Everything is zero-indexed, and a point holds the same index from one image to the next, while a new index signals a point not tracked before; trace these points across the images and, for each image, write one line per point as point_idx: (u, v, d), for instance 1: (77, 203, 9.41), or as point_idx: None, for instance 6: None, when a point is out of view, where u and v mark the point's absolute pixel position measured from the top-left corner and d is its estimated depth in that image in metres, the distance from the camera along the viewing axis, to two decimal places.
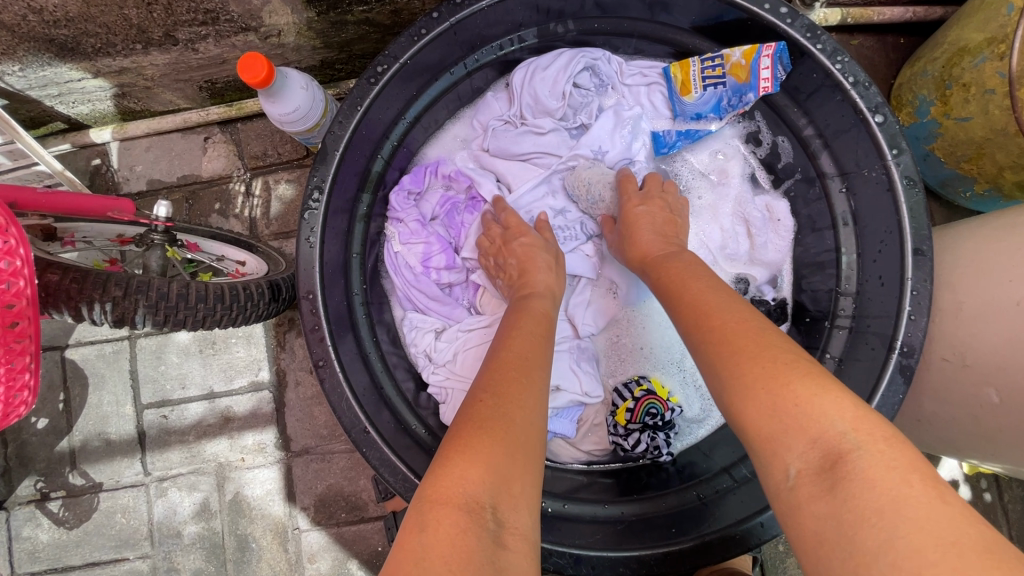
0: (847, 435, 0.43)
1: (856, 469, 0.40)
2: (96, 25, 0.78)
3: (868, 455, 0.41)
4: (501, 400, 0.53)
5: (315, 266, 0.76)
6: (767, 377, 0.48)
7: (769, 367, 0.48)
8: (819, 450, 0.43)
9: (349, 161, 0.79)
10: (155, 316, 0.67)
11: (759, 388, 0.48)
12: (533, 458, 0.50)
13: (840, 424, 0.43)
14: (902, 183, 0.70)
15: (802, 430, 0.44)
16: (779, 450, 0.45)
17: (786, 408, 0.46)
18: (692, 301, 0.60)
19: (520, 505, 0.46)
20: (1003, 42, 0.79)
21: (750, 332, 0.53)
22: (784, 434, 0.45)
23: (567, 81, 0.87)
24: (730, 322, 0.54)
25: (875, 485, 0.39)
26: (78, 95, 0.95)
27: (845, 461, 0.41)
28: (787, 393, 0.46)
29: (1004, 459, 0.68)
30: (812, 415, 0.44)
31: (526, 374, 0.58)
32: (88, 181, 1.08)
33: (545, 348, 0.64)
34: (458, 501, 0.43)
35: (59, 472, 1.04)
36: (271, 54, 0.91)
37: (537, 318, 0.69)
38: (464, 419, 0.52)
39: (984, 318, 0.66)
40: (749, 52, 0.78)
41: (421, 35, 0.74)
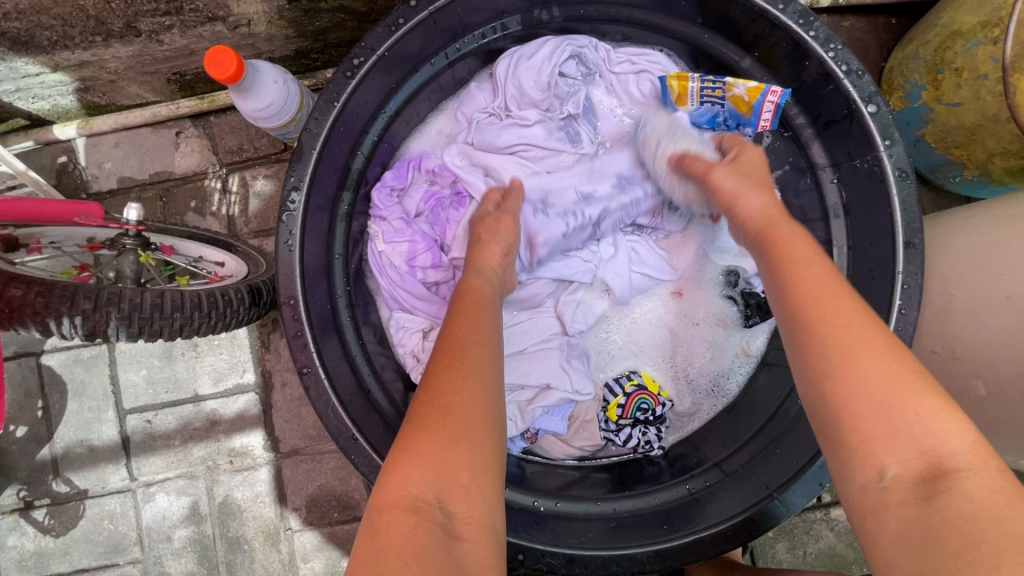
0: (960, 453, 0.41)
1: (960, 483, 0.39)
2: (50, 17, 0.73)
3: (978, 476, 0.39)
4: (439, 385, 0.50)
5: (295, 270, 0.73)
6: (881, 386, 0.44)
7: (891, 371, 0.45)
8: (925, 462, 0.41)
9: (328, 159, 0.76)
10: (128, 327, 0.65)
11: (876, 392, 0.44)
12: (483, 440, 0.47)
13: (956, 444, 0.41)
14: (894, 174, 0.69)
15: (915, 439, 0.42)
16: (876, 451, 0.43)
17: (904, 419, 0.43)
18: (807, 279, 0.52)
19: (471, 492, 0.44)
20: (996, 26, 0.78)
21: (870, 329, 0.48)
22: (888, 439, 0.43)
23: (552, 70, 0.84)
24: (849, 314, 0.49)
25: (979, 500, 0.38)
26: (37, 89, 0.90)
27: (949, 476, 0.40)
28: (908, 404, 0.43)
29: (989, 446, 0.69)
30: (931, 427, 0.42)
31: (464, 353, 0.53)
32: (54, 180, 1.03)
33: (490, 323, 0.59)
34: (404, 502, 0.43)
35: (42, 480, 1.02)
36: (242, 44, 0.86)
37: (478, 295, 0.64)
38: (409, 412, 0.49)
39: (972, 312, 0.66)
40: (756, 91, 0.78)
41: (399, 25, 0.71)
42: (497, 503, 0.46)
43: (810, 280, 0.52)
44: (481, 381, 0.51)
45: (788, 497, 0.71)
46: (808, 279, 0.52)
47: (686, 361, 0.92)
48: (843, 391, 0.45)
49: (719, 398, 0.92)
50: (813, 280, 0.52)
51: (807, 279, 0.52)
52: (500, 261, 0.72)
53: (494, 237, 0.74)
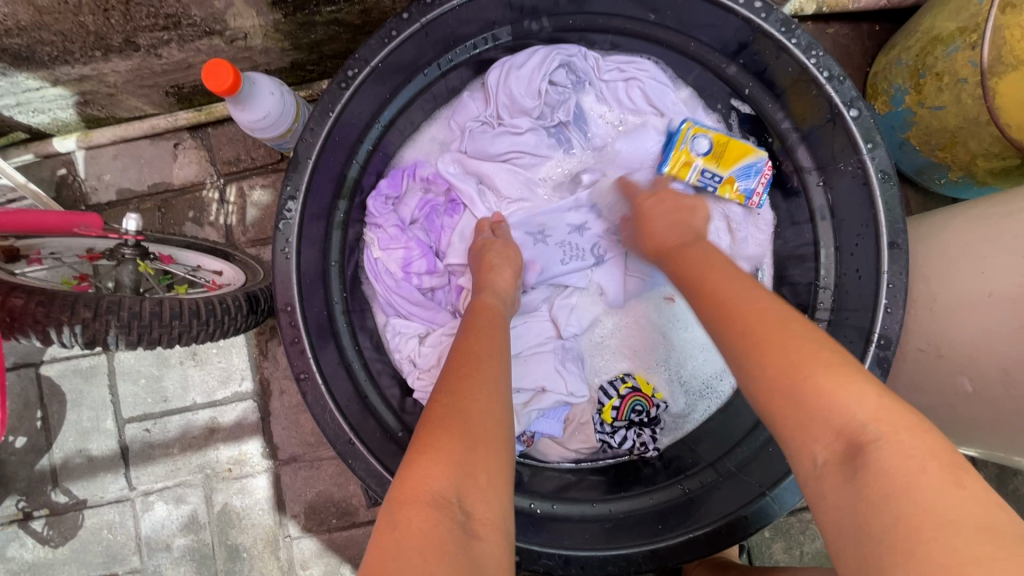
0: (870, 425, 0.42)
1: (875, 456, 0.40)
2: (52, 33, 0.75)
3: (888, 443, 0.40)
4: (457, 391, 0.51)
5: (292, 278, 0.74)
6: (787, 372, 0.46)
7: (793, 357, 0.47)
8: (840, 438, 0.42)
9: (324, 168, 0.78)
10: (127, 335, 0.66)
11: (779, 381, 0.46)
12: (498, 446, 0.48)
13: (861, 413, 0.42)
14: (877, 176, 0.71)
15: (824, 418, 0.43)
16: (804, 438, 0.44)
17: (810, 397, 0.44)
18: (714, 289, 0.57)
19: (488, 494, 0.45)
20: (974, 31, 0.79)
21: (772, 320, 0.51)
22: (805, 423, 0.44)
23: (542, 79, 0.86)
24: (752, 310, 0.52)
25: (891, 473, 0.39)
26: (38, 103, 0.92)
27: (863, 450, 0.41)
28: (812, 384, 0.45)
29: (976, 441, 0.70)
30: (832, 403, 0.43)
31: (478, 365, 0.55)
32: (54, 192, 1.04)
33: (505, 341, 0.62)
34: (423, 498, 0.43)
35: (41, 490, 1.02)
36: (238, 57, 0.88)
37: (493, 313, 0.67)
38: (426, 415, 0.50)
39: (956, 310, 0.67)
40: (739, 199, 0.88)
41: (392, 37, 0.73)
42: (510, 507, 0.46)
43: (720, 288, 0.57)
44: (497, 392, 0.52)
45: (780, 494, 0.72)
46: (712, 288, 0.57)
47: (679, 362, 0.93)
48: (760, 383, 0.48)
49: (712, 400, 0.93)
50: (716, 289, 0.57)
51: (714, 289, 0.57)
52: (511, 283, 0.75)
53: (505, 262, 0.77)
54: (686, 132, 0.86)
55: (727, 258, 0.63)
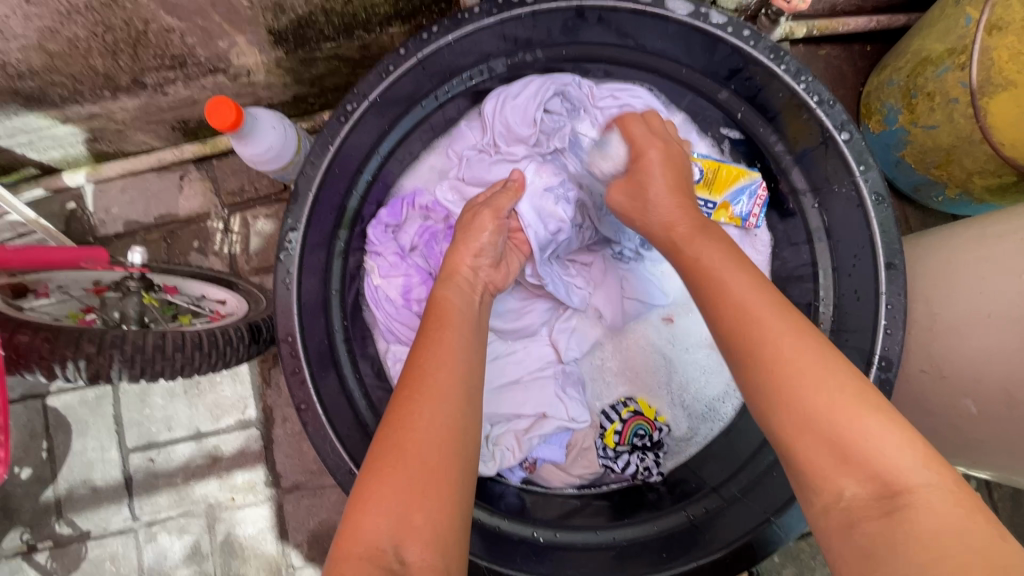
0: (918, 472, 0.43)
1: (914, 505, 0.42)
2: (62, 76, 0.78)
3: (934, 492, 0.42)
4: (395, 423, 0.51)
5: (293, 308, 0.75)
6: (837, 414, 0.46)
7: (839, 402, 0.46)
8: (877, 482, 0.44)
9: (324, 199, 0.79)
10: (131, 369, 0.66)
11: (830, 426, 0.46)
12: (440, 476, 0.48)
13: (910, 462, 0.43)
14: (871, 198, 0.71)
15: (864, 466, 0.44)
16: (830, 477, 0.46)
17: (856, 448, 0.45)
18: (736, 299, 0.54)
19: (426, 534, 0.45)
20: (963, 53, 0.80)
21: (812, 353, 0.49)
22: (842, 468, 0.45)
23: (537, 108, 0.87)
24: (778, 334, 0.50)
25: (933, 520, 0.41)
26: (49, 141, 0.94)
27: (902, 498, 0.42)
28: (858, 428, 0.45)
29: (985, 463, 0.69)
30: (881, 450, 0.44)
31: (422, 387, 0.53)
32: (63, 226, 1.07)
33: (462, 348, 0.59)
34: (357, 552, 0.45)
35: (45, 522, 1.03)
36: (242, 92, 0.91)
37: (446, 311, 0.65)
38: (371, 451, 0.51)
39: (956, 331, 0.67)
40: (736, 223, 0.89)
41: (390, 72, 0.75)
42: (456, 540, 0.47)
43: (743, 304, 0.53)
44: (440, 416, 0.51)
45: (785, 521, 0.71)
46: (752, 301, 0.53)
47: (681, 386, 0.92)
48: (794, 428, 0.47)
49: (715, 422, 0.92)
50: (750, 307, 0.53)
51: (741, 306, 0.53)
52: (468, 264, 0.73)
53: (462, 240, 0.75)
54: None
55: (738, 258, 0.59)
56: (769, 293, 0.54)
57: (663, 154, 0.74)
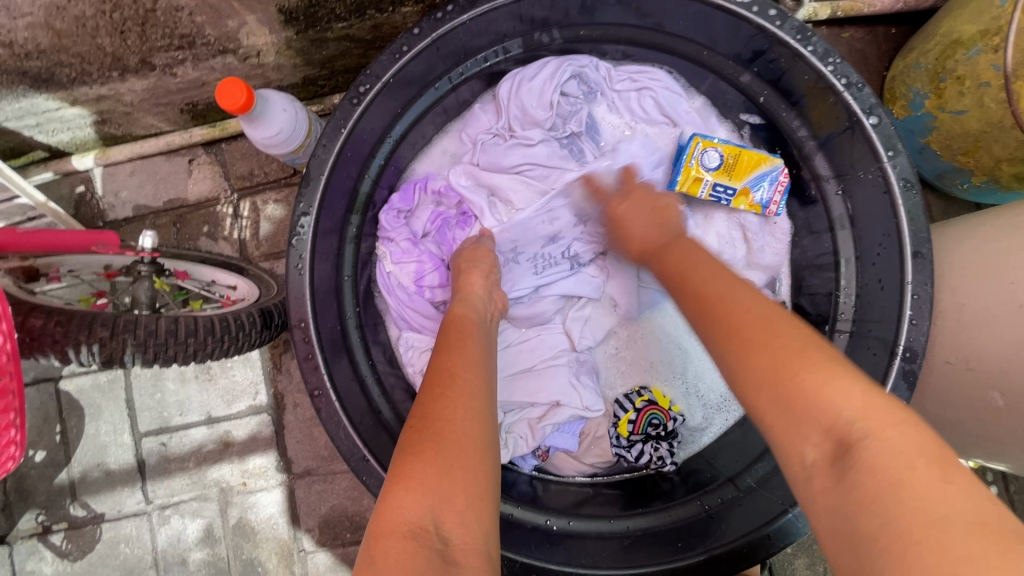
0: (856, 421, 0.40)
1: (863, 455, 0.39)
2: (70, 55, 0.77)
3: (880, 440, 0.39)
4: (430, 413, 0.51)
5: (306, 294, 0.74)
6: (772, 372, 0.46)
7: (773, 359, 0.47)
8: (831, 437, 0.41)
9: (336, 183, 0.78)
10: (144, 354, 0.66)
11: (767, 385, 0.46)
12: (475, 462, 0.48)
13: (850, 412, 0.41)
14: (898, 184, 0.69)
15: (811, 417, 0.42)
16: (789, 440, 0.44)
17: (797, 400, 0.43)
18: (704, 293, 0.58)
19: (467, 517, 0.44)
20: (996, 34, 0.78)
21: (754, 317, 0.51)
22: (792, 425, 0.43)
23: (554, 90, 0.85)
24: (742, 312, 0.52)
25: (882, 467, 0.37)
26: (57, 123, 0.93)
27: (851, 449, 0.40)
28: (801, 384, 0.44)
29: (1010, 456, 0.67)
30: (819, 402, 0.42)
31: (451, 385, 0.54)
32: (73, 210, 1.06)
33: (481, 355, 0.61)
34: (400, 530, 0.43)
35: (60, 504, 1.03)
36: (252, 74, 0.89)
37: (464, 322, 0.66)
38: (406, 436, 0.50)
39: (985, 322, 0.65)
40: (756, 210, 0.87)
41: (403, 52, 0.73)
42: (492, 534, 0.46)
43: (711, 288, 0.58)
44: (470, 410, 0.52)
45: (803, 512, 0.70)
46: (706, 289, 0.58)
47: (696, 376, 0.91)
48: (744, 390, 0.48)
49: (730, 412, 0.91)
50: (711, 291, 0.57)
51: (703, 289, 0.58)
52: (481, 286, 0.74)
53: (475, 265, 0.77)
54: (696, 146, 0.83)
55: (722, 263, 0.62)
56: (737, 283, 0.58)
57: (631, 200, 0.80)
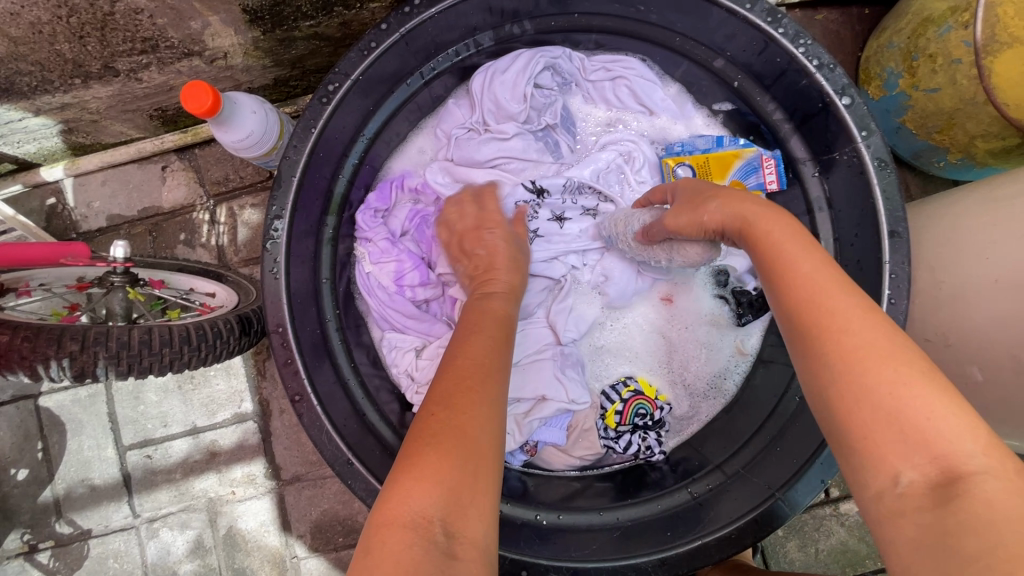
0: (977, 457, 0.35)
1: (978, 490, 0.34)
2: (28, 63, 0.75)
3: (995, 479, 0.34)
4: (454, 406, 0.47)
5: (283, 299, 0.73)
6: (886, 387, 0.38)
7: (895, 372, 0.38)
8: (938, 468, 0.36)
9: (309, 185, 0.77)
10: (117, 366, 0.65)
11: (880, 395, 0.38)
12: (489, 464, 0.45)
13: (969, 446, 0.36)
14: (873, 164, 0.69)
15: (921, 445, 0.36)
16: (886, 460, 0.37)
17: (902, 419, 0.37)
18: (795, 273, 0.44)
19: (472, 515, 0.42)
20: (966, 11, 0.78)
21: (867, 310, 0.41)
22: (898, 449, 0.37)
23: (527, 82, 0.84)
24: (845, 303, 0.41)
25: (997, 507, 0.33)
26: (21, 134, 0.91)
27: (964, 482, 0.35)
28: (911, 406, 0.37)
29: (993, 431, 0.68)
30: (942, 431, 0.36)
31: (480, 380, 0.50)
32: (44, 223, 1.04)
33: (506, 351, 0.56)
34: (403, 519, 0.40)
35: (45, 522, 1.02)
36: (221, 77, 0.87)
37: (497, 317, 0.61)
38: (420, 429, 0.46)
39: (962, 298, 0.65)
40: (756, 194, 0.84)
41: (371, 49, 0.72)
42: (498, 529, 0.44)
43: (804, 273, 0.43)
44: (493, 405, 0.48)
45: (790, 496, 0.71)
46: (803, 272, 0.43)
47: (682, 365, 0.91)
48: (846, 400, 0.39)
49: (716, 399, 0.91)
50: (813, 277, 0.43)
51: (801, 272, 0.43)
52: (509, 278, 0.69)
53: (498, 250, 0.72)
54: (666, 168, 0.87)
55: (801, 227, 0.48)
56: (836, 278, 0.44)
57: (655, 194, 0.73)
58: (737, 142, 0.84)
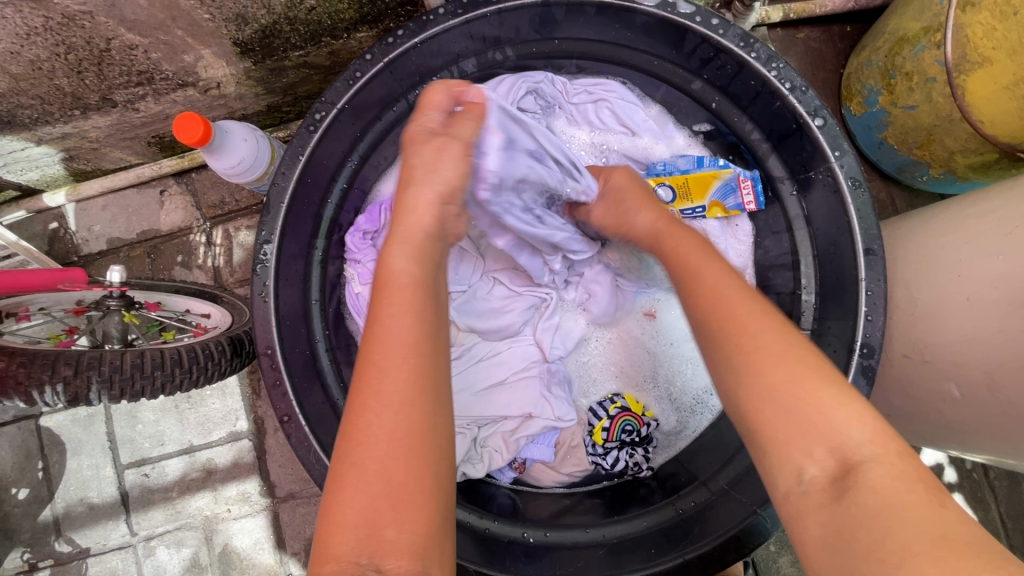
0: (864, 446, 0.43)
1: (869, 480, 0.42)
2: (29, 97, 0.78)
3: (880, 466, 0.42)
4: (358, 427, 0.47)
5: (272, 321, 0.75)
6: (789, 383, 0.46)
7: (795, 371, 0.47)
8: (836, 458, 0.43)
9: (298, 210, 0.79)
10: (110, 390, 0.66)
11: (783, 391, 0.46)
12: (414, 483, 0.45)
13: (859, 435, 0.44)
14: (847, 184, 0.70)
15: (821, 437, 0.44)
16: (792, 454, 0.45)
17: (805, 412, 0.45)
18: (709, 289, 0.55)
19: (400, 545, 0.43)
20: (938, 31, 0.79)
21: (771, 326, 0.51)
22: (800, 441, 0.45)
23: (511, 107, 0.86)
24: (748, 317, 0.51)
25: (882, 493, 0.41)
26: (24, 163, 0.94)
27: (858, 471, 0.42)
28: (811, 404, 0.45)
29: (975, 446, 0.68)
30: (835, 423, 0.44)
31: (385, 380, 0.47)
32: (46, 246, 1.07)
33: (426, 330, 0.50)
34: (336, 560, 0.43)
35: (45, 541, 1.03)
36: (214, 104, 0.90)
37: (413, 288, 0.51)
38: (340, 455, 0.47)
39: (937, 315, 0.66)
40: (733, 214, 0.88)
41: (357, 78, 0.74)
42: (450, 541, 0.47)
43: (710, 284, 0.55)
44: (398, 416, 0.46)
45: (772, 512, 0.70)
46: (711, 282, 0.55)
47: (669, 380, 0.92)
48: (753, 400, 0.47)
49: (704, 415, 0.91)
50: (710, 289, 0.55)
51: (705, 285, 0.55)
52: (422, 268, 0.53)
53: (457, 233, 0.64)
54: None
55: (711, 247, 0.61)
56: (746, 293, 0.54)
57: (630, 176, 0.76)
58: (716, 162, 0.87)
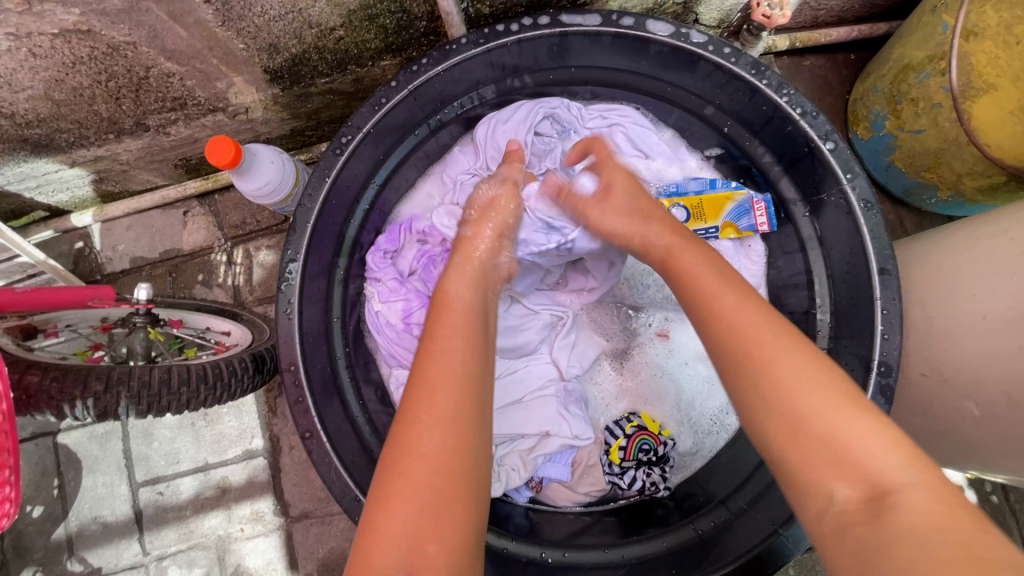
0: (890, 474, 0.45)
1: (901, 504, 0.43)
2: (68, 122, 0.81)
3: (916, 491, 0.44)
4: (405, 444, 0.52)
5: (295, 338, 0.77)
6: (797, 425, 0.49)
7: (810, 407, 0.49)
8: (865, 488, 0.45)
9: (322, 231, 0.81)
10: (138, 405, 0.67)
11: (799, 433, 0.49)
12: (456, 491, 0.50)
13: (875, 465, 0.46)
14: (859, 206, 0.72)
15: (842, 470, 0.47)
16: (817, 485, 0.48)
17: (827, 450, 0.48)
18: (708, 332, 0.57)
19: (438, 562, 0.47)
20: (942, 58, 0.81)
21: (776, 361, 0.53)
22: (828, 471, 0.47)
23: (528, 130, 0.90)
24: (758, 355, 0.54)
25: (917, 517, 0.42)
26: (56, 184, 0.97)
27: (887, 497, 0.44)
28: (824, 442, 0.48)
29: (996, 466, 0.68)
30: (860, 459, 0.46)
31: (438, 397, 0.54)
32: (71, 265, 1.09)
33: (471, 351, 0.59)
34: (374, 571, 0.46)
35: (57, 560, 1.03)
36: (241, 129, 0.94)
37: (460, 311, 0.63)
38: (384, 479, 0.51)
39: (954, 333, 0.66)
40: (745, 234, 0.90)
41: (382, 104, 0.77)
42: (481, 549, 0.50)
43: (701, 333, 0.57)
44: (450, 434, 0.52)
45: (793, 532, 0.71)
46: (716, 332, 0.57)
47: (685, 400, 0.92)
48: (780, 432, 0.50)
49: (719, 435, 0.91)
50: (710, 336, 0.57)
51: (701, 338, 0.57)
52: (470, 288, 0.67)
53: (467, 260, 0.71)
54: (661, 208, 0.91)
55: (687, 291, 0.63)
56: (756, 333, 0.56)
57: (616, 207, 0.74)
58: (729, 184, 0.89)
